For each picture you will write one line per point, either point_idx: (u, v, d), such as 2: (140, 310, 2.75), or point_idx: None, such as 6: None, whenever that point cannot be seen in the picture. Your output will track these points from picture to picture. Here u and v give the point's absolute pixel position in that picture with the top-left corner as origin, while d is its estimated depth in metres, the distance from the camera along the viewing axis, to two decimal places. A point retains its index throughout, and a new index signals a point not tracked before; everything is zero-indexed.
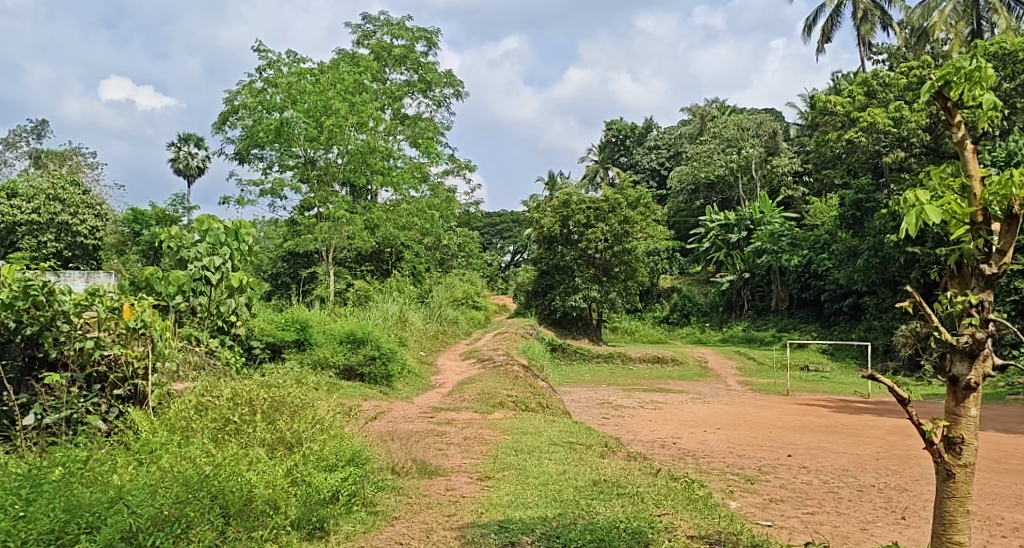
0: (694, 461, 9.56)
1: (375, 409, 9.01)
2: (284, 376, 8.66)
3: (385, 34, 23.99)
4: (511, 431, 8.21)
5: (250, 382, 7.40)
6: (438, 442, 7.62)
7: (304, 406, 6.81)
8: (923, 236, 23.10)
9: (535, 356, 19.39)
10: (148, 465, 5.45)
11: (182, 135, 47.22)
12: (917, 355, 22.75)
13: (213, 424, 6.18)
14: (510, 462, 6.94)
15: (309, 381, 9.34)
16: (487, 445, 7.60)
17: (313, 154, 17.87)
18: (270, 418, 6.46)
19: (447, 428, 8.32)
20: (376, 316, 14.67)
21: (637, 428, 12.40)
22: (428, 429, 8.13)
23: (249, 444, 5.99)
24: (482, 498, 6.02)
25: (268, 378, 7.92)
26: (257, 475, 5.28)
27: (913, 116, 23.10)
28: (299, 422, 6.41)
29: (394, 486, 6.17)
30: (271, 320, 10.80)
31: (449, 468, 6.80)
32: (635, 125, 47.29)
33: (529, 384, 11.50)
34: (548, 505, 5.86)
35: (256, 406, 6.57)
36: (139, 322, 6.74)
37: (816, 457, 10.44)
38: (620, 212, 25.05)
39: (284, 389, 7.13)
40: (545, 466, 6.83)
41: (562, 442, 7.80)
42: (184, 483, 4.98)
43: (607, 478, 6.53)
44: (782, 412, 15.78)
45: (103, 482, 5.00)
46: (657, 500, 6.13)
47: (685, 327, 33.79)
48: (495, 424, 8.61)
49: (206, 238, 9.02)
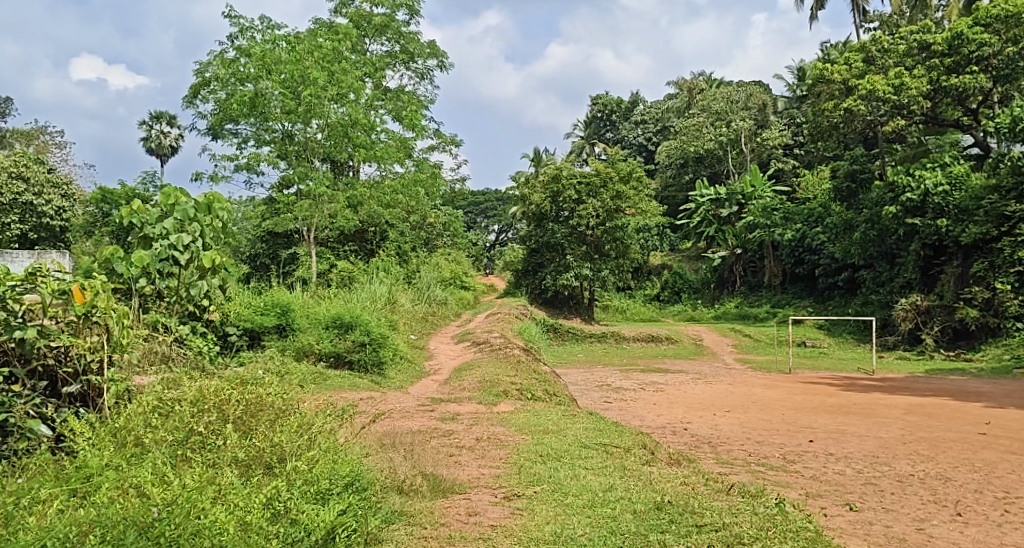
0: (712, 449, 8.85)
1: (369, 404, 8.17)
2: (264, 369, 7.83)
3: (364, 3, 23.02)
4: (530, 429, 7.42)
5: (228, 378, 6.56)
6: (448, 447, 6.81)
7: (286, 411, 5.97)
8: (923, 207, 22.49)
9: (531, 337, 18.69)
10: (85, 502, 4.68)
11: (152, 114, 45.95)
12: (918, 329, 22.09)
13: (172, 436, 5.38)
14: (540, 475, 6.15)
15: (295, 374, 8.50)
16: (505, 448, 6.81)
17: (291, 127, 16.92)
18: (250, 429, 5.63)
19: (454, 425, 7.52)
20: (364, 298, 13.91)
21: (643, 413, 11.68)
22: (431, 429, 7.31)
23: (219, 465, 5.18)
24: (511, 529, 5.24)
25: (247, 372, 7.08)
26: (225, 513, 4.48)
27: (913, 83, 22.37)
28: (285, 434, 5.57)
29: (404, 514, 5.35)
30: (248, 304, 9.92)
31: (466, 482, 6.01)
32: (620, 100, 46.51)
33: (533, 369, 10.74)
34: (601, 540, 5.09)
35: (230, 412, 5.73)
36: (89, 307, 5.85)
37: (840, 441, 9.74)
38: (612, 187, 24.25)
39: (264, 386, 6.27)
40: (585, 480, 6.04)
41: (594, 445, 6.99)
42: (125, 536, 4.23)
43: (671, 500, 5.72)
44: (790, 391, 15.05)
45: (19, 530, 4.27)
46: (766, 540, 5.23)
47: (676, 304, 33.17)
48: (507, 419, 7.81)
49: (173, 213, 8.22)
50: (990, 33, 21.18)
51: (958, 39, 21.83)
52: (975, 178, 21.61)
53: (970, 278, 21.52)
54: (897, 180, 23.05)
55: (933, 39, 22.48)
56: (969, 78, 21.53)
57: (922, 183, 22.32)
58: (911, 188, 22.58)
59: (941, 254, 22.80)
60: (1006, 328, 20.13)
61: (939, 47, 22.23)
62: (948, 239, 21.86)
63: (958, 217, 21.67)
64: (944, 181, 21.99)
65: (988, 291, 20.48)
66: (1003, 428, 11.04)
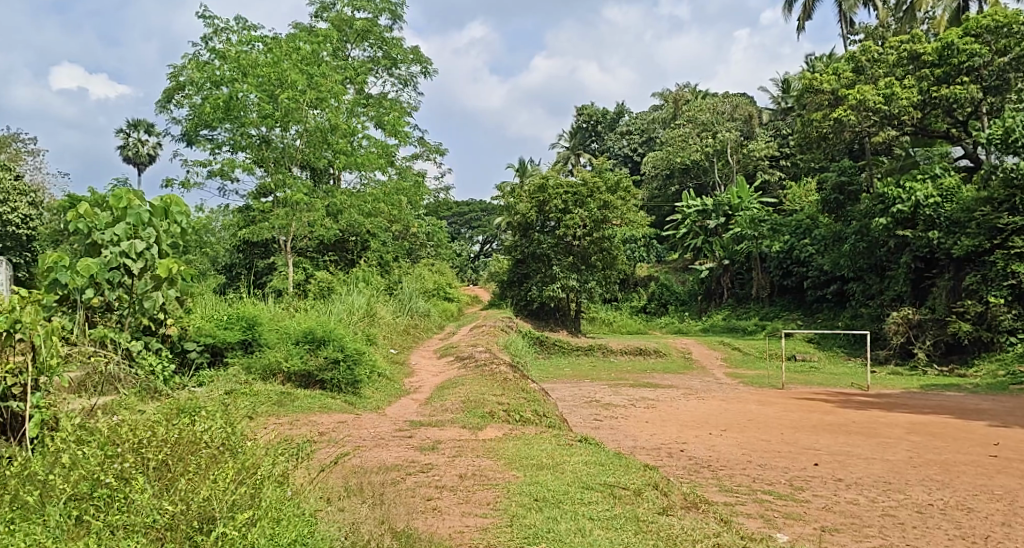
0: (713, 474, 8.25)
1: (339, 432, 7.47)
2: (219, 397, 7.14)
3: (346, 7, 22.47)
4: (520, 463, 6.74)
5: (164, 411, 5.92)
6: (427, 488, 6.12)
7: (221, 455, 5.26)
8: (914, 219, 21.96)
9: (517, 351, 18.06)
10: None
11: (129, 122, 45.15)
12: (909, 343, 21.53)
13: (72, 490, 4.74)
14: (536, 529, 5.47)
15: (253, 400, 7.78)
16: (493, 490, 6.13)
17: (269, 132, 16.26)
18: (174, 478, 4.96)
19: (434, 457, 6.84)
20: (339, 310, 13.20)
21: (635, 433, 11.07)
22: (407, 463, 6.63)
23: (127, 531, 4.54)
24: None
25: (189, 402, 6.44)
26: None
27: (903, 93, 21.81)
28: (217, 482, 4.88)
29: None
30: (212, 317, 9.27)
31: (445, 539, 5.32)
32: (606, 111, 46.14)
33: (521, 388, 10.05)
34: None
35: (151, 458, 5.06)
36: (11, 322, 5.49)
37: (846, 464, 9.10)
38: (599, 197, 23.69)
39: (203, 421, 5.54)
40: (590, 538, 5.36)
41: (594, 486, 6.29)
42: None
43: None
44: (786, 408, 14.42)
45: None
46: None
47: (662, 317, 32.61)
48: (494, 449, 7.14)
49: (125, 217, 7.86)
50: (980, 43, 20.72)
51: (948, 49, 21.31)
52: (966, 190, 21.14)
53: (962, 291, 21.01)
54: (887, 192, 22.51)
55: (922, 49, 21.94)
56: (959, 88, 21.01)
57: (913, 195, 21.80)
58: (902, 200, 22.07)
59: (932, 267, 22.32)
60: (999, 342, 19.62)
61: (929, 56, 21.73)
62: (939, 252, 21.35)
63: (950, 229, 21.16)
64: (935, 192, 21.49)
65: (981, 305, 19.97)
66: (1013, 449, 10.39)
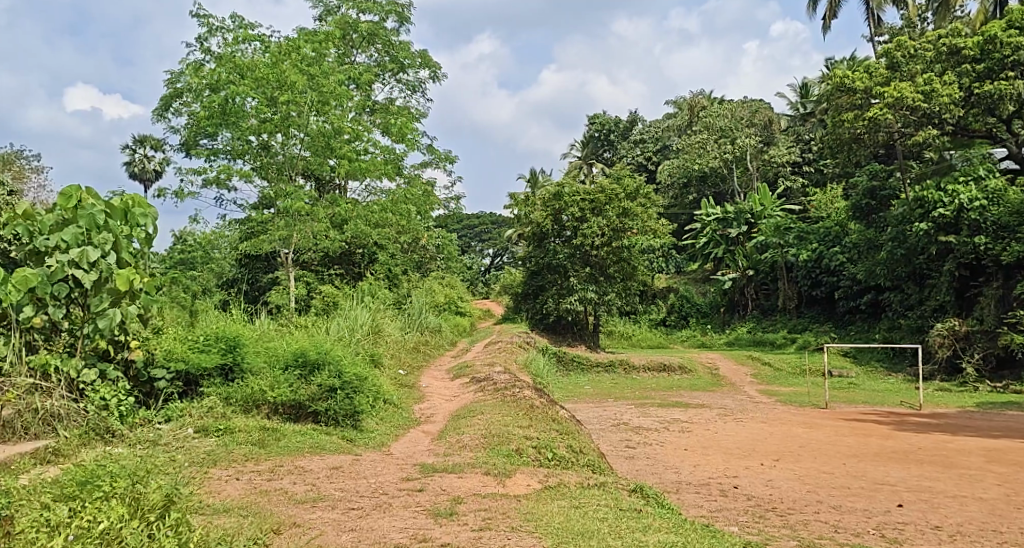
0: (783, 521, 7.00)
1: (329, 487, 6.16)
2: (144, 459, 5.97)
3: (351, 10, 21.30)
4: (556, 538, 5.40)
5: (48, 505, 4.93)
6: None
7: None
8: (957, 223, 20.45)
9: (538, 369, 16.79)
10: None
11: (136, 137, 44.16)
12: (956, 357, 20.05)
13: None
14: None
15: (219, 455, 6.56)
16: None
17: (268, 139, 14.97)
18: None
19: (447, 530, 5.49)
20: (341, 327, 11.93)
21: (677, 464, 9.76)
22: (415, 543, 5.26)
23: None
24: None
25: (102, 471, 5.41)
26: None
27: (944, 89, 20.23)
28: None
29: None
30: (186, 338, 8.12)
31: None
32: (618, 119, 44.97)
33: (549, 416, 8.74)
34: None
35: None
36: None
37: (937, 504, 7.78)
38: (618, 204, 22.32)
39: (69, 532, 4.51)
40: None
41: None
42: None
43: None
44: (837, 432, 13.00)
45: None
46: None
47: (683, 330, 31.10)
48: (524, 516, 5.78)
49: (78, 221, 7.20)
50: None
51: (991, 44, 19.89)
52: (1014, 192, 19.70)
53: (1012, 300, 19.35)
54: (927, 195, 20.99)
55: (962, 43, 20.36)
56: (1005, 84, 19.37)
57: (956, 198, 20.30)
58: (943, 203, 20.52)
59: (978, 275, 20.86)
60: None
61: (970, 51, 20.25)
62: (987, 258, 19.90)
63: (997, 235, 19.76)
64: (980, 195, 20.05)
65: None
66: None
